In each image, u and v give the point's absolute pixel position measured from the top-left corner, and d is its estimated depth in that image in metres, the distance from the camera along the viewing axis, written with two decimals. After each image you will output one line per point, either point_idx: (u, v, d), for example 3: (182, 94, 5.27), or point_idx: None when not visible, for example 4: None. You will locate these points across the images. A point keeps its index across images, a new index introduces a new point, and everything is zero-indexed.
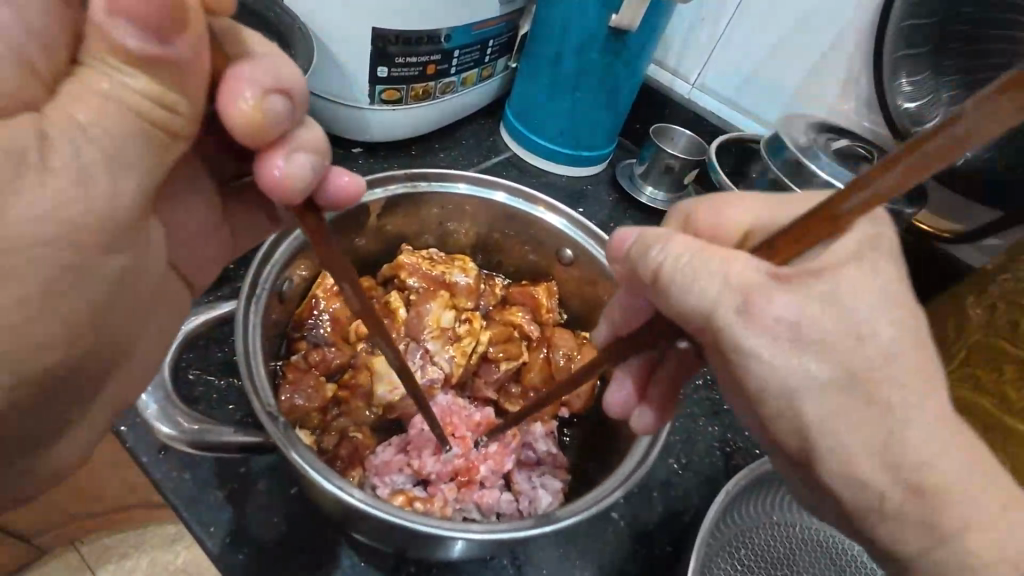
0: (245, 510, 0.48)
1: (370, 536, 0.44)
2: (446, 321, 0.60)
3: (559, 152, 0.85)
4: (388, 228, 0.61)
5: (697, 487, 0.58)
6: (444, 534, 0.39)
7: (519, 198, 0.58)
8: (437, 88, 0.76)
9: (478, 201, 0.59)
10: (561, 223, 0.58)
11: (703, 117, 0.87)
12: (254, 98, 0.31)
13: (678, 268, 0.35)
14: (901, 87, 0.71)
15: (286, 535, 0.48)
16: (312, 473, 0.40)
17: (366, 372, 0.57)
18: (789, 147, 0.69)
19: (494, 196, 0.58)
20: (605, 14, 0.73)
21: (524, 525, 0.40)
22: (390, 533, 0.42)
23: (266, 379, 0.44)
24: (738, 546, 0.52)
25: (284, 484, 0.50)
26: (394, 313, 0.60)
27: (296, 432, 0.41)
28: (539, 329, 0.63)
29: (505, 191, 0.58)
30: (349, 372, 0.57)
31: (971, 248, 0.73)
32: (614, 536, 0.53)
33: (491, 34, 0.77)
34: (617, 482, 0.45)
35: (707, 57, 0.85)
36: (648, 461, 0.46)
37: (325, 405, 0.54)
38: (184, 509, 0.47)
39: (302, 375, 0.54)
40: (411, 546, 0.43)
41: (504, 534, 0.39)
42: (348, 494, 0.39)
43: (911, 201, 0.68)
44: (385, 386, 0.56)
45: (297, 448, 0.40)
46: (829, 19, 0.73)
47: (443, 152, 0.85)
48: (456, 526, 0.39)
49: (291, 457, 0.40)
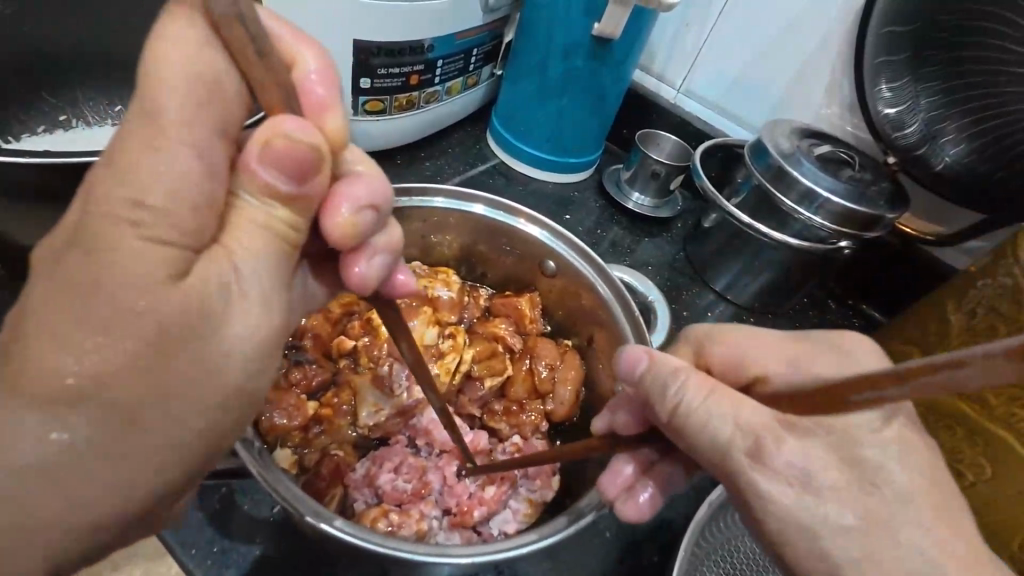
0: (229, 530, 0.48)
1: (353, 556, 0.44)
2: (430, 337, 0.60)
3: (542, 159, 0.86)
4: None
5: (685, 495, 0.58)
6: (424, 558, 0.39)
7: (500, 210, 0.58)
8: (421, 98, 0.76)
9: (461, 214, 0.59)
10: (542, 235, 0.58)
11: (688, 123, 0.87)
12: (301, 139, 0.29)
13: (696, 411, 0.37)
14: (881, 93, 0.72)
15: (273, 555, 0.48)
16: (288, 498, 0.39)
17: (350, 390, 0.57)
18: (771, 153, 0.69)
19: (474, 209, 0.58)
20: (588, 23, 0.73)
21: (503, 546, 0.40)
22: (369, 554, 0.42)
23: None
24: (724, 555, 0.52)
25: (269, 504, 0.50)
26: (375, 329, 0.59)
27: (270, 457, 0.41)
28: (522, 344, 0.63)
29: (486, 204, 0.58)
30: (332, 390, 0.57)
31: (953, 250, 0.74)
32: (602, 546, 0.53)
33: (475, 43, 0.77)
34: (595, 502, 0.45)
35: (690, 63, 0.85)
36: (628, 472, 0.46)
37: (307, 424, 0.54)
38: (166, 530, 0.47)
39: (282, 394, 0.53)
40: (394, 566, 0.43)
41: (484, 557, 0.39)
42: (325, 518, 0.39)
43: (894, 206, 0.68)
44: (370, 407, 0.56)
45: (273, 473, 0.40)
46: (809, 25, 0.74)
47: (430, 161, 0.85)
48: (436, 549, 0.39)
49: (268, 482, 0.39)
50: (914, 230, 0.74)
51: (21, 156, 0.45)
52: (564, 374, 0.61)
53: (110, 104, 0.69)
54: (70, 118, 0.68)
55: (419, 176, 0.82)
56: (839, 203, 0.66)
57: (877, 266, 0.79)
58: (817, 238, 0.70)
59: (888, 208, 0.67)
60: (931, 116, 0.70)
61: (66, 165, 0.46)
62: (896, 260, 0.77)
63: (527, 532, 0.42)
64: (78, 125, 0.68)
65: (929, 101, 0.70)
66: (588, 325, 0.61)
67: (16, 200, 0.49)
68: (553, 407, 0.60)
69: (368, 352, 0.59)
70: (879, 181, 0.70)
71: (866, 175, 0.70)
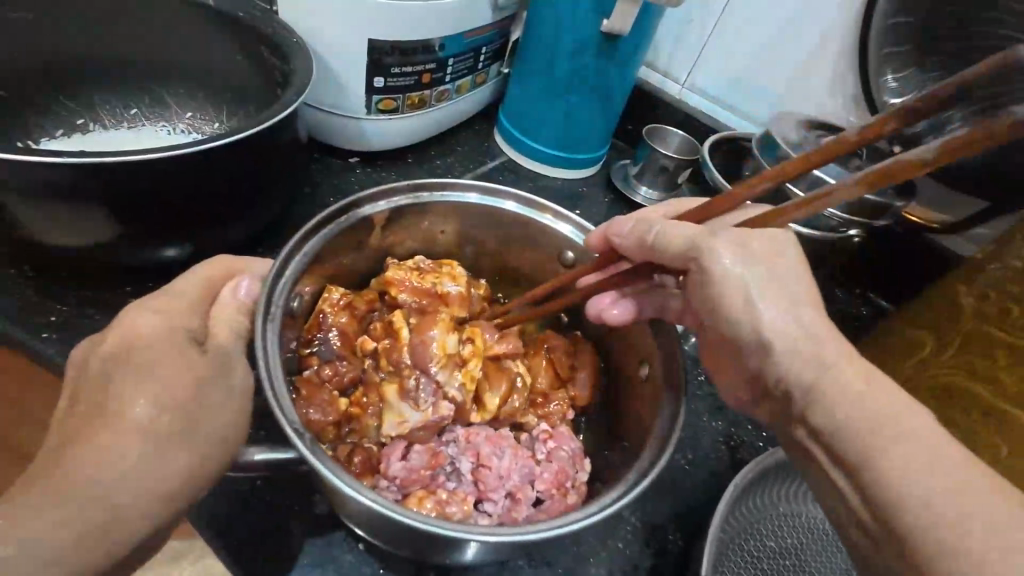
0: (264, 524, 0.49)
1: (393, 540, 0.44)
2: (451, 346, 0.59)
3: (552, 156, 0.86)
4: (391, 237, 0.62)
5: (705, 482, 0.59)
6: (480, 537, 0.39)
7: (528, 207, 0.60)
8: (433, 96, 0.77)
9: (489, 209, 0.60)
10: (568, 230, 0.59)
11: (693, 117, 0.88)
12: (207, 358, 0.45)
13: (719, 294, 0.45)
14: (887, 84, 0.73)
15: (309, 548, 0.49)
16: (334, 481, 0.40)
17: (379, 391, 0.58)
18: (781, 145, 0.70)
19: (503, 205, 0.59)
20: (597, 18, 0.74)
21: (560, 522, 0.41)
22: (406, 536, 0.42)
23: (286, 391, 0.44)
24: (748, 537, 0.53)
25: (309, 495, 0.51)
26: (396, 333, 0.60)
27: (320, 446, 0.42)
28: (539, 345, 0.64)
29: (515, 201, 0.60)
30: (361, 388, 0.58)
31: (958, 238, 0.75)
32: (628, 533, 0.54)
33: (484, 41, 0.77)
34: (639, 477, 0.45)
35: (695, 59, 0.86)
36: (668, 451, 0.46)
37: (339, 421, 0.55)
38: (204, 525, 0.48)
39: (315, 388, 0.54)
40: (428, 550, 0.44)
41: (535, 535, 0.40)
42: (373, 500, 0.40)
43: (901, 195, 0.69)
44: (395, 418, 0.56)
45: (323, 460, 0.41)
46: (816, 16, 0.74)
47: (440, 159, 0.86)
48: (491, 529, 0.40)
49: (318, 468, 0.40)
50: (919, 219, 0.76)
51: (56, 157, 0.47)
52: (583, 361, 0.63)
53: (125, 108, 0.71)
54: (87, 121, 0.69)
55: (430, 174, 0.83)
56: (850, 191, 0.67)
57: (883, 255, 0.80)
58: (829, 227, 0.70)
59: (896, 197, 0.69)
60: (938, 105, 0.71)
61: (95, 165, 0.48)
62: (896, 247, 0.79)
63: (577, 509, 0.43)
64: (95, 129, 0.70)
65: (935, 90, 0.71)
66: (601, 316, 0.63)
67: (46, 200, 0.50)
68: (576, 392, 0.62)
69: (388, 354, 0.59)
70: None
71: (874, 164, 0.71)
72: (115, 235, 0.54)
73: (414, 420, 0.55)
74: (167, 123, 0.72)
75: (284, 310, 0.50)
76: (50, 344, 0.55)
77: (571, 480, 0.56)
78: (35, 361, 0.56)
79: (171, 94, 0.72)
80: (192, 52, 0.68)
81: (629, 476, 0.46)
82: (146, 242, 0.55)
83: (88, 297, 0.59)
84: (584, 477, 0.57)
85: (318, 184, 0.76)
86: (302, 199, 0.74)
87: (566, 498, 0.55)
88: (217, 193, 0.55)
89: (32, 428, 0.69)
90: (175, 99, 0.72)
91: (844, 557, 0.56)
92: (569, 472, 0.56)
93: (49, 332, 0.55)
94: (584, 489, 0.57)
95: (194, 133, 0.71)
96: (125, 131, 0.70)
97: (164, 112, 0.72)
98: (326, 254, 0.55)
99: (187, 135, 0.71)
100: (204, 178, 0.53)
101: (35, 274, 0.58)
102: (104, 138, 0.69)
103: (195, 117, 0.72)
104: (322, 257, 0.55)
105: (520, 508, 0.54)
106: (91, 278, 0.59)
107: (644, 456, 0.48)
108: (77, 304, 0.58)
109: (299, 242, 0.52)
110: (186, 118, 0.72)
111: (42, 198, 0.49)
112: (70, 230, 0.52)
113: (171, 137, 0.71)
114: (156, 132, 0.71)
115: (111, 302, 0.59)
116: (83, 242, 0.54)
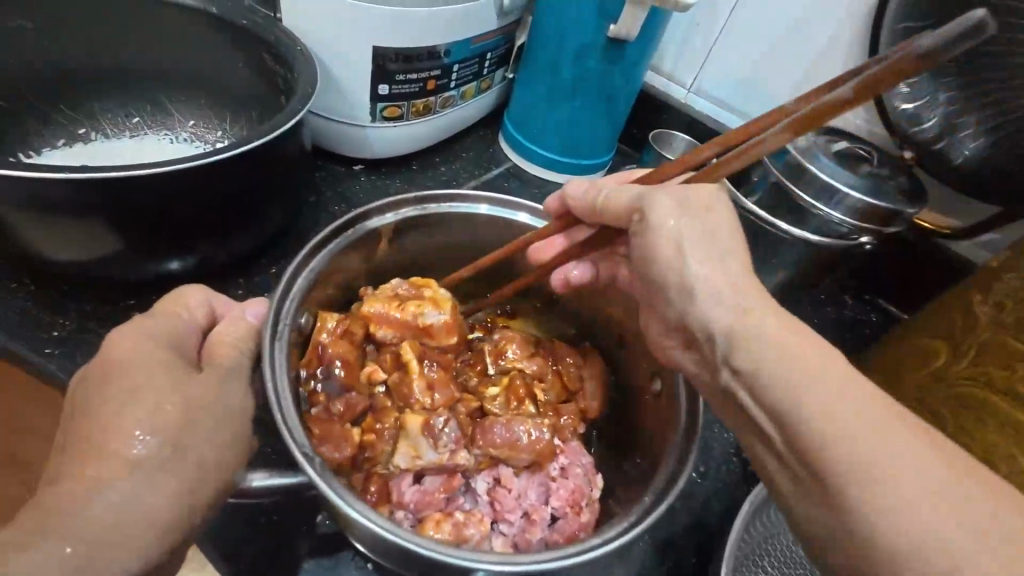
0: (271, 543, 0.48)
1: (403, 566, 0.43)
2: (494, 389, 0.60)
3: (557, 162, 0.86)
4: (403, 249, 0.61)
5: (717, 495, 0.58)
6: (491, 567, 0.38)
7: (541, 219, 0.59)
8: (437, 103, 0.76)
9: (502, 221, 0.60)
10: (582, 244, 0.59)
11: (700, 122, 0.87)
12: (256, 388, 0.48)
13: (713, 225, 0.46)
14: (898, 89, 0.72)
15: (317, 566, 0.48)
16: (345, 508, 0.39)
17: (391, 414, 0.56)
18: (789, 150, 0.69)
19: (515, 217, 0.59)
20: (603, 24, 0.73)
21: (576, 550, 0.40)
22: (415, 561, 0.42)
23: (296, 415, 0.43)
24: (763, 553, 0.52)
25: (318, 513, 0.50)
26: (406, 365, 0.57)
27: (330, 471, 0.41)
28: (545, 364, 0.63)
29: (528, 213, 0.59)
30: (371, 416, 0.55)
31: (970, 245, 0.74)
32: (640, 550, 0.53)
33: (489, 47, 0.76)
34: (655, 500, 0.45)
35: (702, 63, 0.85)
36: (686, 473, 0.45)
37: (355, 452, 0.52)
38: (211, 544, 0.47)
39: (329, 428, 0.51)
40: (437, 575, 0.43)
41: (548, 564, 0.39)
42: (384, 528, 0.39)
43: (913, 202, 0.68)
44: (409, 451, 0.53)
45: (332, 485, 0.40)
46: (824, 19, 0.73)
47: (445, 165, 0.85)
48: (503, 559, 0.39)
49: (327, 495, 0.39)
50: (931, 224, 0.75)
51: (58, 172, 0.46)
52: (591, 372, 0.63)
53: (126, 117, 0.71)
54: (88, 130, 0.69)
55: (435, 180, 0.82)
56: (861, 198, 0.66)
57: (895, 262, 0.79)
58: (837, 234, 0.69)
59: (907, 203, 0.67)
60: (951, 110, 0.69)
61: (99, 178, 0.47)
62: (908, 253, 0.78)
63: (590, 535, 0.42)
64: (96, 138, 0.69)
65: (948, 95, 0.69)
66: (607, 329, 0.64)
67: (47, 215, 0.49)
68: (584, 403, 0.62)
69: (398, 388, 0.56)
70: (899, 177, 0.70)
71: (885, 171, 0.70)
72: (118, 249, 0.53)
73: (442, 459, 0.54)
74: (169, 131, 0.71)
75: (292, 328, 0.49)
76: (52, 359, 0.54)
77: (586, 495, 0.55)
78: (37, 376, 0.55)
79: (173, 102, 0.71)
80: (194, 60, 0.67)
81: (642, 499, 0.46)
82: (149, 255, 0.54)
83: (91, 311, 0.58)
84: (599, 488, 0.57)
85: (322, 192, 0.75)
86: (306, 208, 0.73)
87: (583, 513, 0.54)
88: (221, 206, 0.55)
89: (34, 442, 0.68)
90: (177, 108, 0.71)
91: None
92: (585, 489, 0.55)
93: (51, 347, 0.55)
94: (599, 507, 0.56)
95: (196, 142, 0.70)
96: (127, 140, 0.69)
97: (166, 120, 0.71)
98: (337, 266, 0.55)
99: (189, 143, 0.70)
100: (208, 191, 0.53)
101: (37, 288, 0.58)
102: (106, 147, 0.68)
103: (198, 126, 0.71)
104: (333, 269, 0.54)
105: (536, 529, 0.53)
106: (93, 291, 0.58)
107: (662, 473, 0.47)
108: (80, 319, 0.57)
109: (306, 257, 0.51)
110: (188, 126, 0.71)
111: (44, 212, 0.49)
112: (71, 245, 0.52)
113: (173, 145, 0.70)
114: (158, 141, 0.70)
115: (115, 316, 0.58)
116: (85, 257, 0.53)
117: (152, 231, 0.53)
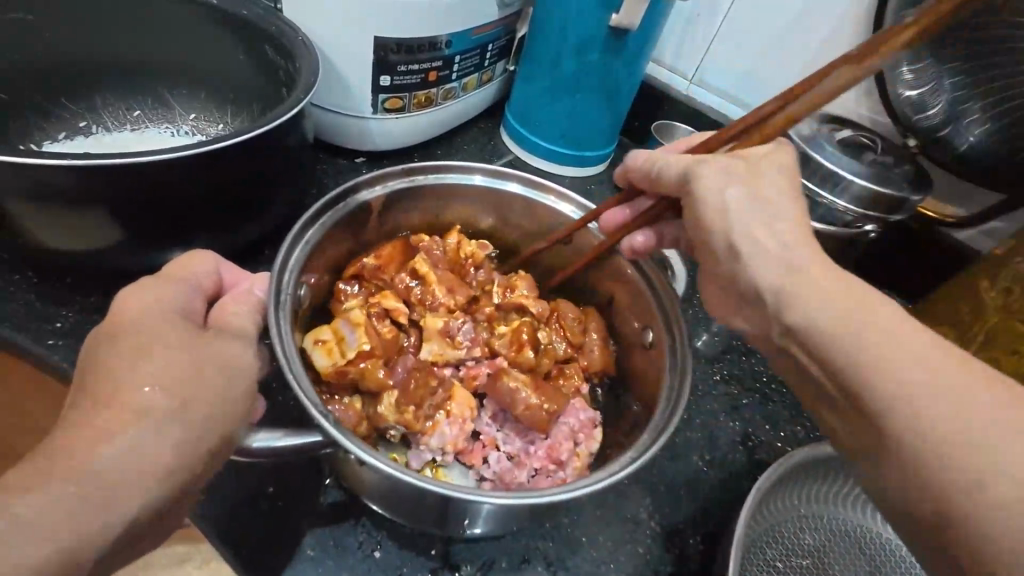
0: (277, 532, 0.48)
1: (412, 512, 0.45)
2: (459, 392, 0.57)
3: (558, 153, 0.85)
4: (395, 223, 0.62)
5: (724, 482, 0.58)
6: (496, 501, 0.39)
7: (529, 188, 0.60)
8: (439, 95, 0.76)
9: (494, 194, 0.60)
10: (576, 213, 0.60)
11: (702, 112, 0.87)
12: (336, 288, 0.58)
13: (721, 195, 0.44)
14: (902, 76, 0.71)
15: (322, 553, 0.48)
16: (360, 456, 0.40)
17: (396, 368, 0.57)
18: (793, 139, 0.69)
19: (506, 186, 0.60)
20: (604, 13, 0.73)
21: (579, 484, 0.41)
22: (421, 504, 0.44)
23: (304, 374, 0.43)
24: (771, 538, 0.52)
25: (328, 490, 0.51)
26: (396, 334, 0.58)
27: (344, 424, 0.42)
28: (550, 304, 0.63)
29: (518, 182, 0.60)
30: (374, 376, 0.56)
31: (976, 233, 0.74)
32: (648, 537, 0.53)
33: (490, 38, 0.76)
34: (652, 439, 0.46)
35: (703, 53, 0.85)
36: (681, 408, 0.47)
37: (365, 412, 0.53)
38: (216, 529, 0.47)
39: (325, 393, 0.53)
40: (442, 520, 0.45)
41: (563, 495, 0.40)
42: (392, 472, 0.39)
43: (919, 189, 0.67)
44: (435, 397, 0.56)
45: (345, 435, 0.40)
46: (827, 7, 0.73)
47: (446, 158, 0.85)
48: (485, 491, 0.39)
49: (341, 444, 0.40)
50: (933, 214, 0.75)
51: (58, 159, 0.46)
52: (594, 329, 0.62)
53: (128, 111, 0.71)
54: (89, 124, 0.69)
55: None
56: (864, 184, 0.65)
57: (896, 252, 0.79)
58: (842, 221, 0.69)
59: (913, 191, 0.67)
60: (955, 97, 0.69)
61: (99, 167, 0.47)
62: (915, 240, 0.77)
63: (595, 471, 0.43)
64: (97, 132, 0.69)
65: (953, 82, 0.68)
66: (609, 288, 0.62)
67: (46, 203, 0.49)
68: (587, 360, 0.62)
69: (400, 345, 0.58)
70: (903, 165, 0.69)
71: (889, 158, 0.69)
72: (120, 239, 0.53)
73: (457, 434, 0.55)
74: (170, 124, 0.71)
75: (292, 299, 0.50)
76: (55, 351, 0.54)
77: (589, 422, 0.59)
78: (41, 368, 0.55)
79: (174, 94, 0.71)
80: (193, 51, 0.67)
81: (643, 436, 0.47)
82: (150, 246, 0.54)
83: (95, 303, 0.58)
84: (597, 439, 0.58)
85: (324, 185, 0.75)
86: (308, 199, 0.73)
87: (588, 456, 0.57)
88: (222, 194, 0.54)
89: (39, 437, 0.68)
90: (179, 101, 0.71)
91: (868, 560, 0.55)
92: (572, 442, 0.57)
93: (54, 339, 0.54)
94: (596, 443, 0.58)
95: (197, 135, 0.70)
96: (128, 133, 0.70)
97: (167, 114, 0.71)
98: (329, 241, 0.55)
99: (190, 137, 0.70)
100: (210, 180, 0.52)
101: (40, 280, 0.58)
102: (107, 140, 0.68)
103: (199, 119, 0.71)
104: (327, 243, 0.55)
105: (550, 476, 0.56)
106: (94, 283, 0.58)
107: (655, 420, 0.48)
108: (83, 311, 0.57)
109: (301, 230, 0.51)
110: (190, 120, 0.71)
111: (44, 201, 0.49)
112: (73, 235, 0.51)
113: (174, 139, 0.70)
114: (159, 134, 0.70)
115: None
116: (87, 247, 0.53)
117: (154, 220, 0.52)
